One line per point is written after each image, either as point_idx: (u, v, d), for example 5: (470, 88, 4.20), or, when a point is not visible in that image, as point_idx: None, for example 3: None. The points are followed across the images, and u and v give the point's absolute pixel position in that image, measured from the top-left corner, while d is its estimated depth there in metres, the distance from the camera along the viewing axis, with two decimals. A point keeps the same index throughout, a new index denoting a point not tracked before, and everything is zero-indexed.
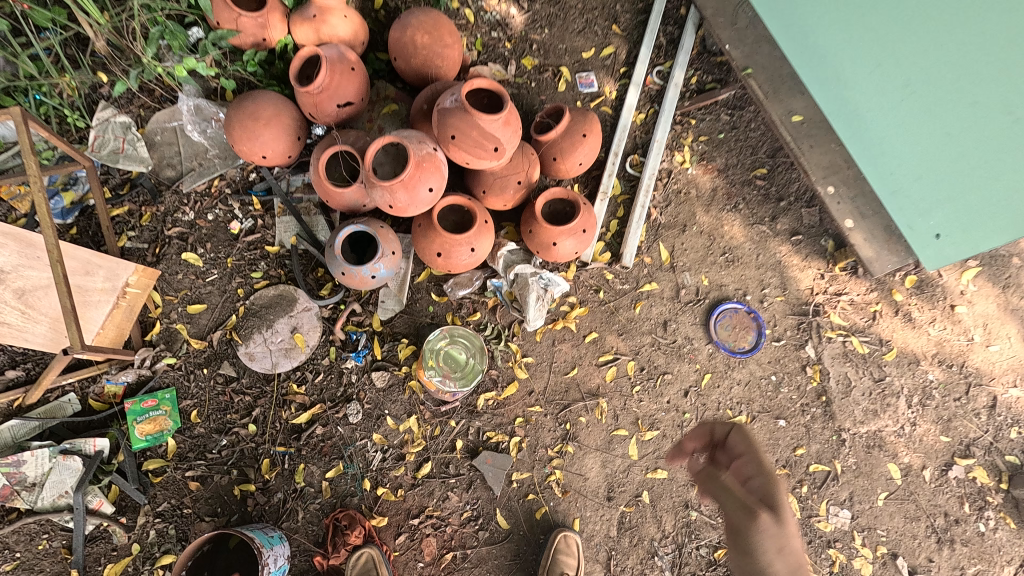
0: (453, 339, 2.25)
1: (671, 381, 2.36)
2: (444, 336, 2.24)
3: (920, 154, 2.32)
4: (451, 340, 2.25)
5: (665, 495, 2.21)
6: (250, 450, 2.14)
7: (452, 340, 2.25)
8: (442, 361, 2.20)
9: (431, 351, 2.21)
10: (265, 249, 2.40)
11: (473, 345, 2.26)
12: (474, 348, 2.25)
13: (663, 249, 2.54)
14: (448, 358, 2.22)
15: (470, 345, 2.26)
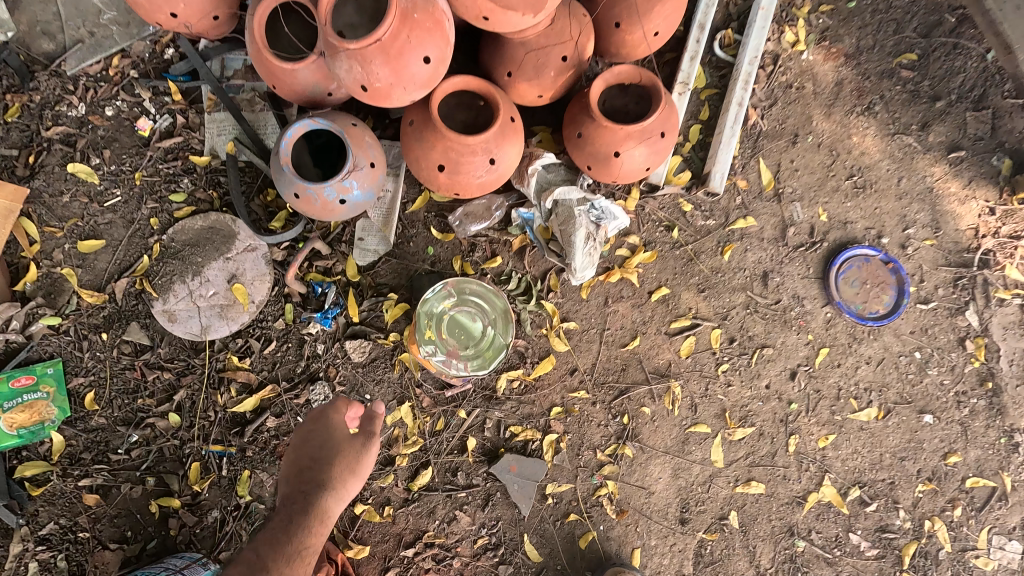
0: (462, 299, 1.55)
1: (772, 358, 1.65)
2: (448, 294, 1.54)
3: None
4: (460, 301, 1.55)
5: (762, 519, 1.57)
6: (172, 450, 1.49)
7: (461, 300, 1.55)
8: (447, 332, 1.53)
9: (429, 316, 1.52)
10: (189, 160, 1.65)
11: (492, 307, 1.55)
12: (495, 311, 1.55)
13: (765, 170, 1.76)
14: (456, 327, 1.54)
15: (488, 307, 1.55)
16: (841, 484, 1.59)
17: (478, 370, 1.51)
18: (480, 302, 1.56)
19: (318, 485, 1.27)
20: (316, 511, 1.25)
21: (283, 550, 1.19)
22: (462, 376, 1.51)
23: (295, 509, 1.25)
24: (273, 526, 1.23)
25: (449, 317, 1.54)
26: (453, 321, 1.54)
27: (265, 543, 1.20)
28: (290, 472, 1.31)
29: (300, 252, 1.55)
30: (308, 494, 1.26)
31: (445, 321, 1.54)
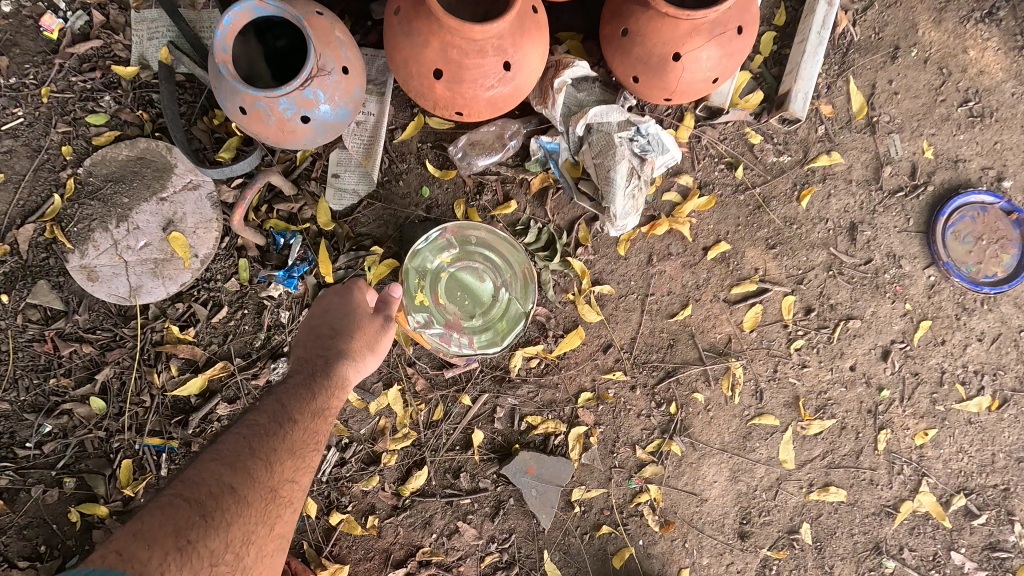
0: (466, 253, 1.20)
1: (860, 333, 1.30)
2: (446, 247, 1.19)
3: None
4: (462, 255, 1.20)
5: (841, 533, 1.25)
6: (96, 444, 1.18)
7: (463, 254, 1.20)
8: (449, 296, 1.19)
9: (422, 276, 1.17)
10: (109, 71, 1.26)
11: (506, 263, 1.20)
12: (510, 268, 1.19)
13: (856, 92, 1.36)
14: (458, 289, 1.19)
15: (500, 264, 1.20)
16: (942, 492, 1.27)
17: (487, 347, 1.17)
18: (489, 257, 1.20)
19: (344, 344, 1.00)
20: (337, 375, 0.99)
21: (307, 407, 0.94)
22: (466, 356, 1.16)
23: (316, 366, 0.98)
24: (288, 384, 0.96)
25: (448, 277, 1.19)
26: (454, 283, 1.19)
27: (283, 399, 0.93)
28: (300, 341, 1.04)
29: (248, 187, 1.13)
30: (329, 356, 0.99)
31: (443, 282, 1.19)
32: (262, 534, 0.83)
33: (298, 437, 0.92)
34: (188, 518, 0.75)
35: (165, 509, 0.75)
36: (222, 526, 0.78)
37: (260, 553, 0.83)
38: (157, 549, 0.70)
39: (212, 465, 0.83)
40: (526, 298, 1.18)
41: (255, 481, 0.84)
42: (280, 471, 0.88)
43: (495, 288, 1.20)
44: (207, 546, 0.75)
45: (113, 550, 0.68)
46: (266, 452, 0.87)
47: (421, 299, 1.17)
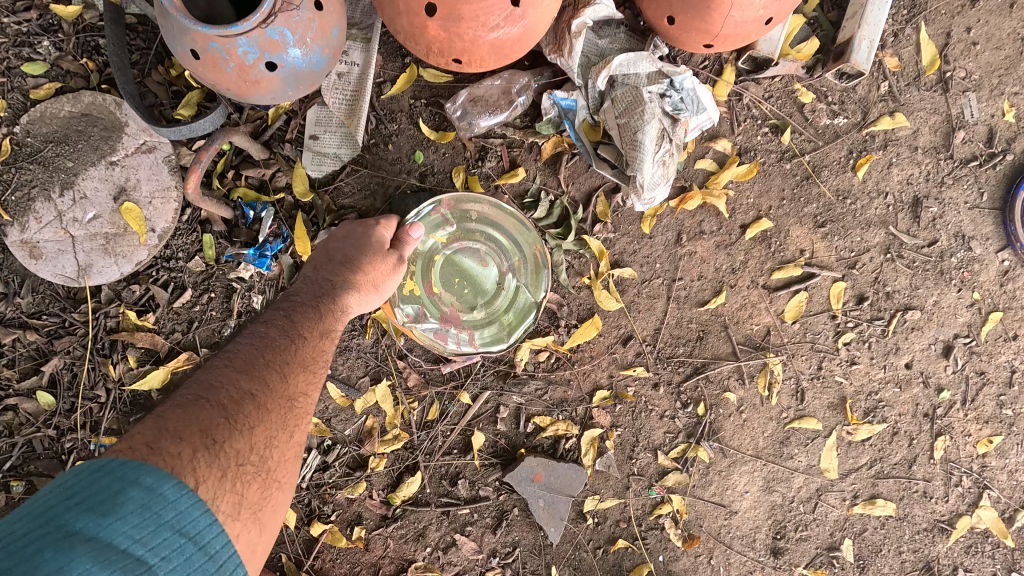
0: (465, 231, 1.02)
1: (920, 326, 1.13)
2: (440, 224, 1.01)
3: None
4: (460, 235, 1.02)
5: (885, 549, 1.11)
6: (48, 444, 1.04)
7: (462, 233, 1.02)
8: (447, 285, 1.02)
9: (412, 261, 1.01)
10: (46, 11, 1.07)
11: (513, 244, 1.02)
12: (518, 250, 1.02)
13: (930, 41, 1.15)
14: (455, 277, 1.02)
15: (505, 245, 1.02)
16: (1005, 506, 1.12)
17: (489, 345, 1.02)
18: (493, 237, 1.02)
19: (356, 266, 0.85)
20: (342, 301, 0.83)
21: (326, 311, 0.81)
22: (463, 357, 1.01)
23: (324, 283, 0.83)
24: (299, 296, 0.82)
25: (444, 262, 1.02)
26: (451, 269, 1.02)
27: (294, 312, 0.80)
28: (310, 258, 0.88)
29: (204, 147, 0.94)
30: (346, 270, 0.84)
31: (438, 268, 1.02)
32: (286, 442, 0.71)
33: (315, 349, 0.79)
34: (211, 416, 0.64)
35: (185, 407, 0.64)
36: (246, 429, 0.66)
37: (287, 460, 0.71)
38: (182, 444, 0.59)
39: (224, 368, 0.71)
40: (537, 286, 1.02)
41: (276, 385, 0.72)
42: (302, 378, 0.76)
43: (500, 274, 1.03)
44: (234, 446, 0.63)
45: (134, 443, 0.57)
46: (285, 356, 0.75)
47: (412, 289, 1.01)
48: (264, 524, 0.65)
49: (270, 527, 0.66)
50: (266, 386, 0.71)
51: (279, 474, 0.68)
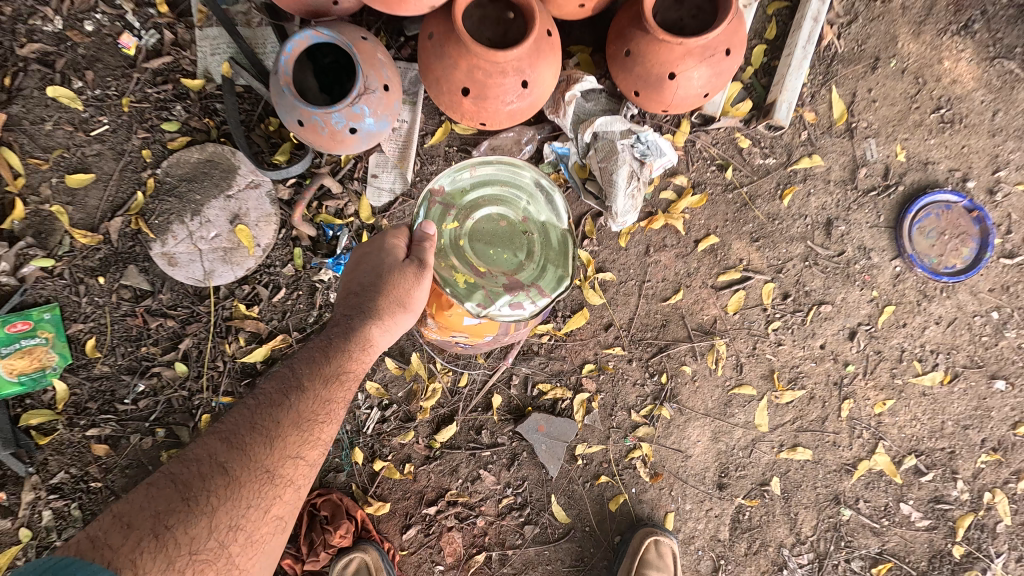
0: (469, 207, 1.13)
1: (831, 315, 1.49)
2: (451, 212, 1.13)
3: None
4: (466, 210, 1.13)
5: (806, 485, 1.46)
6: (181, 401, 1.42)
7: (468, 208, 1.13)
8: (486, 255, 1.13)
9: (450, 261, 1.13)
10: (180, 83, 1.46)
11: (511, 193, 1.14)
12: (523, 197, 1.13)
13: (838, 99, 1.52)
14: (498, 249, 1.13)
15: (506, 196, 1.14)
16: (896, 453, 1.47)
17: (561, 287, 1.09)
18: (492, 195, 1.14)
19: (368, 306, 1.07)
20: (364, 333, 1.08)
21: (317, 382, 1.06)
22: (544, 307, 1.09)
23: (341, 326, 1.09)
24: (300, 357, 1.09)
25: (473, 242, 1.13)
26: (482, 246, 1.13)
27: (290, 374, 1.06)
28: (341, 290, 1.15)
29: (307, 189, 1.41)
30: (351, 317, 1.08)
31: (472, 250, 1.13)
32: (254, 518, 0.95)
33: (291, 419, 1.02)
34: (170, 502, 0.88)
35: (154, 492, 0.88)
36: (202, 513, 0.89)
37: (248, 540, 0.94)
38: (133, 532, 0.83)
39: (214, 442, 0.97)
40: (559, 213, 1.12)
41: (245, 464, 0.95)
42: (278, 452, 0.99)
43: (524, 223, 1.13)
44: (181, 532, 0.86)
45: (86, 535, 0.80)
46: (265, 430, 1.00)
47: (465, 281, 1.11)
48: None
49: None
50: (235, 465, 0.95)
51: (235, 556, 0.92)
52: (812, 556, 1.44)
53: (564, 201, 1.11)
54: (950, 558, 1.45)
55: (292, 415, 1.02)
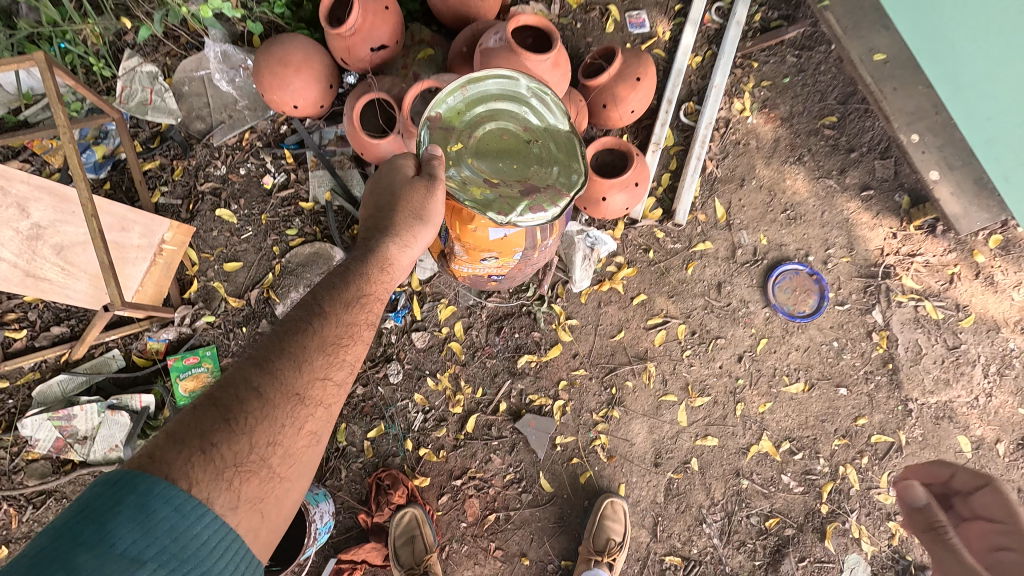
0: (471, 128, 1.34)
1: (723, 346, 2.22)
2: (457, 137, 1.33)
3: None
4: (467, 130, 1.34)
5: (715, 463, 2.12)
6: None
7: (469, 129, 1.34)
8: (494, 166, 1.33)
9: (463, 178, 1.32)
10: (299, 205, 2.32)
11: (503, 109, 1.34)
12: (520, 112, 1.34)
13: (719, 206, 2.34)
14: (507, 163, 1.34)
15: (500, 113, 1.34)
16: (775, 439, 2.15)
17: (574, 180, 1.29)
18: (488, 115, 1.34)
19: (385, 233, 1.30)
20: (386, 252, 1.29)
21: (339, 308, 1.19)
22: (564, 206, 1.27)
23: (362, 254, 1.27)
24: (322, 284, 1.22)
25: (479, 158, 1.34)
26: (489, 160, 1.34)
27: (316, 298, 1.19)
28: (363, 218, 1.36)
29: None
30: (371, 240, 1.30)
31: (481, 165, 1.33)
32: (291, 434, 1.05)
33: (317, 343, 1.13)
34: (213, 421, 0.97)
35: (200, 412, 0.98)
36: (244, 429, 0.99)
37: (287, 453, 1.05)
38: (185, 448, 0.92)
39: (247, 365, 1.06)
40: (555, 119, 1.34)
41: (278, 384, 1.05)
42: (306, 375, 1.10)
43: (527, 133, 1.34)
44: (226, 448, 0.96)
45: (144, 453, 0.90)
46: (294, 354, 1.10)
47: (481, 192, 1.31)
48: (263, 509, 0.99)
49: (274, 507, 1.01)
50: (267, 384, 1.04)
51: (276, 468, 1.02)
52: (723, 513, 2.08)
53: (562, 107, 1.33)
54: (820, 513, 2.09)
55: (319, 337, 1.14)
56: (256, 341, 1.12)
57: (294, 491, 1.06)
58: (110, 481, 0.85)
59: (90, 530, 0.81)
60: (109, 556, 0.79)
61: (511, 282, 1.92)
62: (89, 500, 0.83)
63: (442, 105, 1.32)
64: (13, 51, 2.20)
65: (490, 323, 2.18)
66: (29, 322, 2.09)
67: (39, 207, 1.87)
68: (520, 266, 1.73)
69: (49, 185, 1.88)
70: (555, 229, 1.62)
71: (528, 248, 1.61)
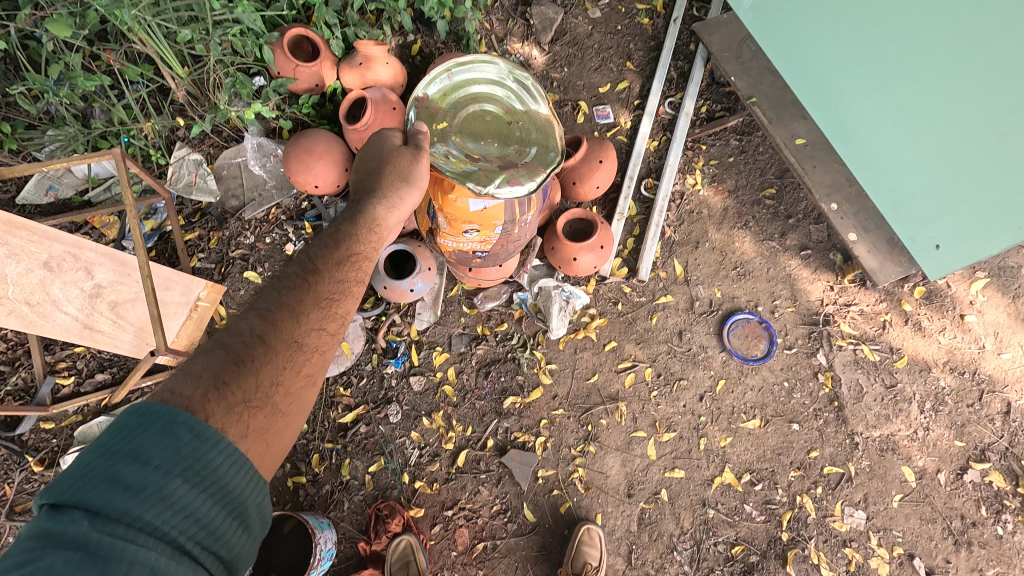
0: (454, 110, 1.56)
1: (686, 386, 2.50)
2: (443, 117, 1.56)
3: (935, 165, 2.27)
4: (452, 111, 1.56)
5: (683, 493, 2.36)
6: (301, 446, 2.33)
7: (453, 110, 1.56)
8: (474, 142, 1.53)
9: (448, 154, 1.54)
10: None
11: (484, 95, 1.57)
12: (500, 99, 1.57)
13: (678, 264, 2.70)
14: (487, 141, 1.54)
15: (482, 99, 1.57)
16: (737, 471, 2.39)
17: (551, 159, 1.49)
18: (470, 101, 1.57)
19: (370, 201, 1.50)
20: (373, 214, 1.50)
21: (332, 267, 1.38)
22: (540, 179, 1.46)
23: (351, 221, 1.47)
24: (315, 246, 1.41)
25: (462, 137, 1.54)
26: (469, 136, 1.54)
27: (311, 257, 1.37)
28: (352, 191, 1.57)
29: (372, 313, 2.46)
30: (359, 206, 1.49)
31: (464, 142, 1.54)
32: (290, 377, 1.20)
33: (314, 297, 1.31)
34: (225, 364, 1.10)
35: (211, 356, 1.11)
36: (251, 372, 1.13)
37: (288, 392, 1.18)
38: (200, 386, 1.05)
39: (250, 319, 1.20)
40: (533, 106, 1.57)
41: (278, 331, 1.21)
42: (303, 325, 1.26)
43: (508, 117, 1.55)
44: (237, 387, 1.09)
45: (166, 389, 1.02)
46: (292, 307, 1.26)
47: (462, 165, 1.51)
48: (267, 439, 1.11)
49: (277, 437, 1.14)
50: (270, 333, 1.20)
51: (279, 404, 1.16)
52: (692, 541, 2.30)
53: (541, 95, 1.56)
54: (781, 540, 2.31)
55: (315, 293, 1.31)
56: (258, 297, 1.27)
57: (293, 425, 1.20)
58: (138, 411, 0.95)
59: (122, 447, 0.90)
60: (141, 470, 0.89)
61: (496, 259, 2.10)
62: (125, 425, 0.94)
63: (430, 89, 1.58)
64: (87, 145, 2.67)
65: (479, 368, 2.48)
66: (76, 370, 2.39)
67: (103, 270, 2.24)
68: (502, 241, 1.90)
69: (114, 253, 2.26)
70: (533, 205, 1.76)
71: (507, 222, 1.77)
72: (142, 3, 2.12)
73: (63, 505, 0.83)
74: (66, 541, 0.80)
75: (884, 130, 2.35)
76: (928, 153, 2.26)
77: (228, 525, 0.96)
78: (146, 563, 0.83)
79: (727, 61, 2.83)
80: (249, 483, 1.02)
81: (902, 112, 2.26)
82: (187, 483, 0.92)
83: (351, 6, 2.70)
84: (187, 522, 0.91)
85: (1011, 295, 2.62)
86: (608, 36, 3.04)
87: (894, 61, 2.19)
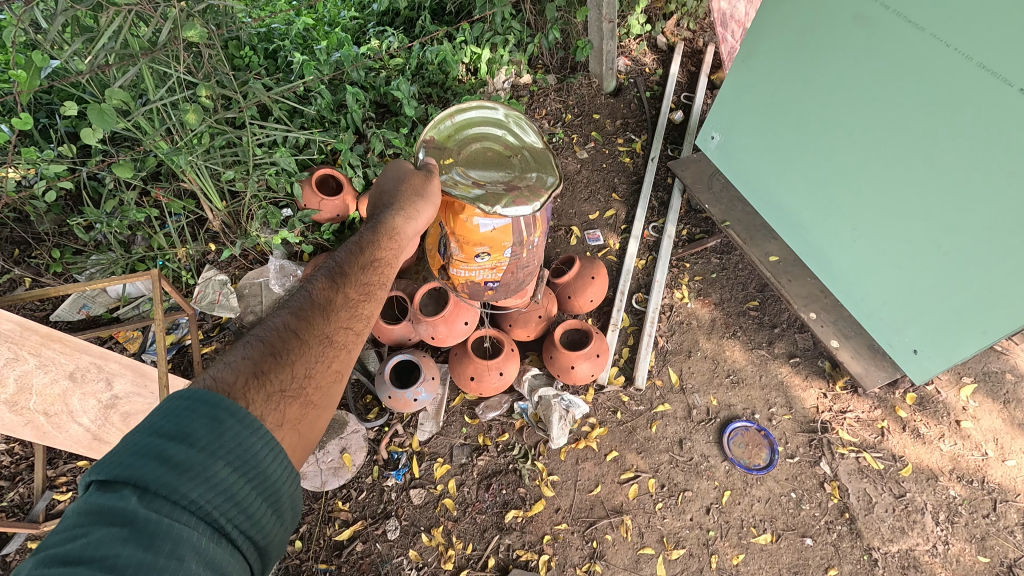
0: (461, 147, 1.77)
1: (692, 498, 2.46)
2: (450, 153, 1.75)
3: (900, 267, 2.38)
4: (458, 147, 1.77)
5: None
6: (295, 566, 2.23)
7: (458, 148, 1.77)
8: (481, 168, 1.74)
9: (455, 180, 1.72)
10: None
11: (485, 131, 1.80)
12: (500, 135, 1.80)
13: (672, 372, 2.81)
14: (491, 170, 1.75)
15: (482, 135, 1.79)
16: None
17: (552, 184, 1.70)
18: (473, 138, 1.78)
19: (390, 215, 1.46)
20: (392, 223, 1.45)
21: (357, 270, 1.32)
22: (544, 200, 1.65)
23: (378, 226, 1.43)
24: (341, 248, 1.36)
25: (468, 167, 1.75)
26: (475, 166, 1.75)
27: (339, 260, 1.32)
28: (372, 205, 1.57)
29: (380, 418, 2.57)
30: (379, 216, 1.46)
31: (470, 170, 1.74)
32: (322, 369, 1.13)
33: (345, 294, 1.25)
34: (263, 356, 1.05)
35: (249, 347, 1.06)
36: (286, 364, 1.07)
37: (320, 386, 1.11)
38: (241, 373, 1.00)
39: (283, 316, 1.15)
40: (526, 139, 1.81)
41: (311, 326, 1.15)
42: (335, 321, 1.19)
43: (508, 149, 1.78)
44: (275, 377, 1.04)
45: (209, 376, 0.98)
46: (323, 305, 1.20)
47: (470, 189, 1.68)
48: (301, 430, 1.05)
49: (309, 430, 1.08)
50: (304, 327, 1.14)
51: (313, 398, 1.08)
52: None
53: (533, 129, 1.82)
54: None
55: (345, 290, 1.26)
56: (291, 296, 1.21)
57: (323, 421, 1.12)
58: (186, 396, 0.92)
59: (171, 426, 0.86)
60: (186, 450, 0.85)
61: (507, 290, 2.20)
62: (171, 409, 0.90)
63: (435, 131, 1.77)
64: (125, 269, 2.93)
65: (480, 480, 2.47)
66: (75, 485, 2.39)
67: (121, 381, 2.33)
68: (512, 266, 2.03)
69: (135, 364, 2.38)
70: (537, 225, 1.94)
71: (515, 244, 1.92)
72: (197, 150, 2.53)
73: (111, 480, 0.78)
74: (116, 518, 0.75)
75: (836, 238, 2.63)
76: (890, 252, 2.39)
77: (268, 516, 0.91)
78: (191, 545, 0.78)
79: (700, 191, 3.22)
80: (287, 473, 0.97)
81: (853, 224, 2.51)
82: (231, 467, 0.88)
83: (372, 151, 3.16)
84: (231, 507, 0.85)
85: (1002, 401, 2.68)
86: (594, 172, 3.50)
87: (835, 179, 2.50)
